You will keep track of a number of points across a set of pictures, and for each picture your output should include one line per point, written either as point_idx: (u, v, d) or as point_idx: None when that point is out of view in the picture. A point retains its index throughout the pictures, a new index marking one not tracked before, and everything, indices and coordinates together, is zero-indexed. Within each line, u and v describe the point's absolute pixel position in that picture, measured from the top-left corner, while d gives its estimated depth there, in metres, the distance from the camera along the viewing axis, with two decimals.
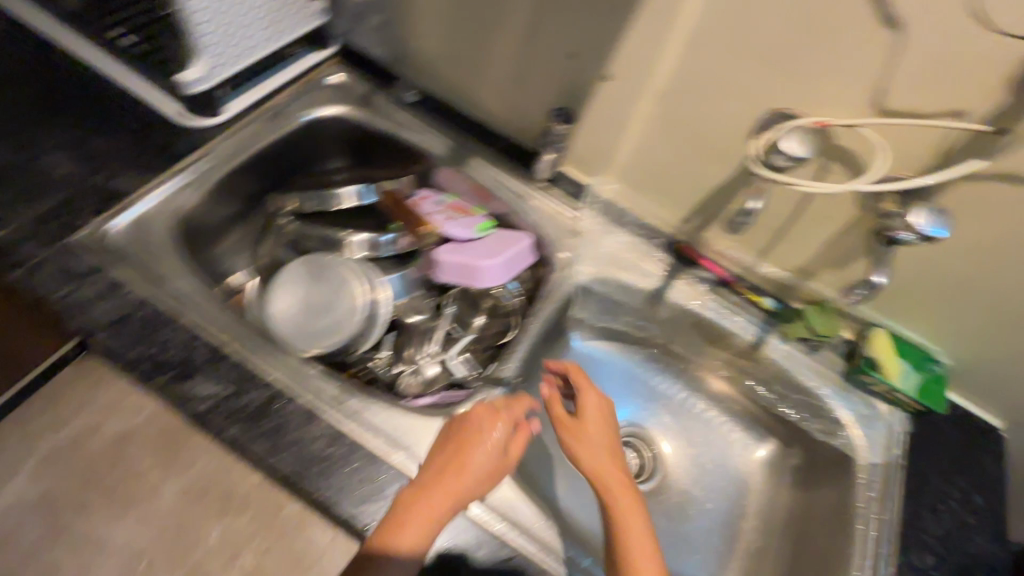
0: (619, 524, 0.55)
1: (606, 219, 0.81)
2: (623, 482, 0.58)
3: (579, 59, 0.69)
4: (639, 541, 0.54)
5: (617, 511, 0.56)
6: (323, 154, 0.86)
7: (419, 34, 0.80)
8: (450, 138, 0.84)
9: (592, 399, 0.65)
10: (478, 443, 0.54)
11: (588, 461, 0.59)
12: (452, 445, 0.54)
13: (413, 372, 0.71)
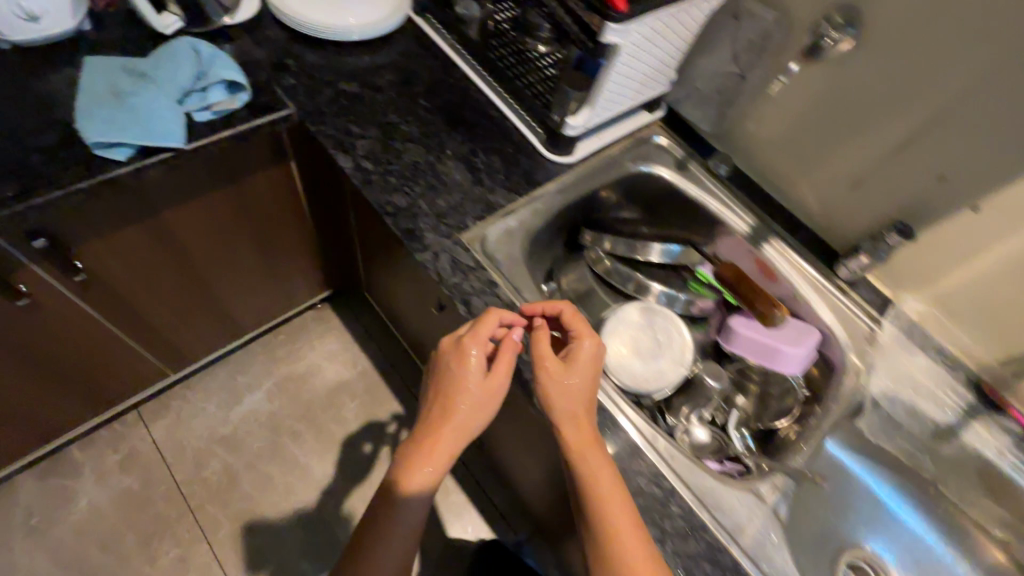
0: (584, 475, 0.57)
1: (906, 337, 0.80)
2: (591, 433, 0.59)
3: (949, 186, 0.70)
4: (601, 478, 0.56)
5: (590, 475, 0.56)
6: (630, 201, 0.94)
7: (760, 119, 0.85)
8: (757, 217, 0.88)
9: (580, 350, 0.62)
10: (460, 367, 0.62)
11: (557, 407, 0.59)
12: (445, 383, 0.62)
13: (692, 426, 0.77)
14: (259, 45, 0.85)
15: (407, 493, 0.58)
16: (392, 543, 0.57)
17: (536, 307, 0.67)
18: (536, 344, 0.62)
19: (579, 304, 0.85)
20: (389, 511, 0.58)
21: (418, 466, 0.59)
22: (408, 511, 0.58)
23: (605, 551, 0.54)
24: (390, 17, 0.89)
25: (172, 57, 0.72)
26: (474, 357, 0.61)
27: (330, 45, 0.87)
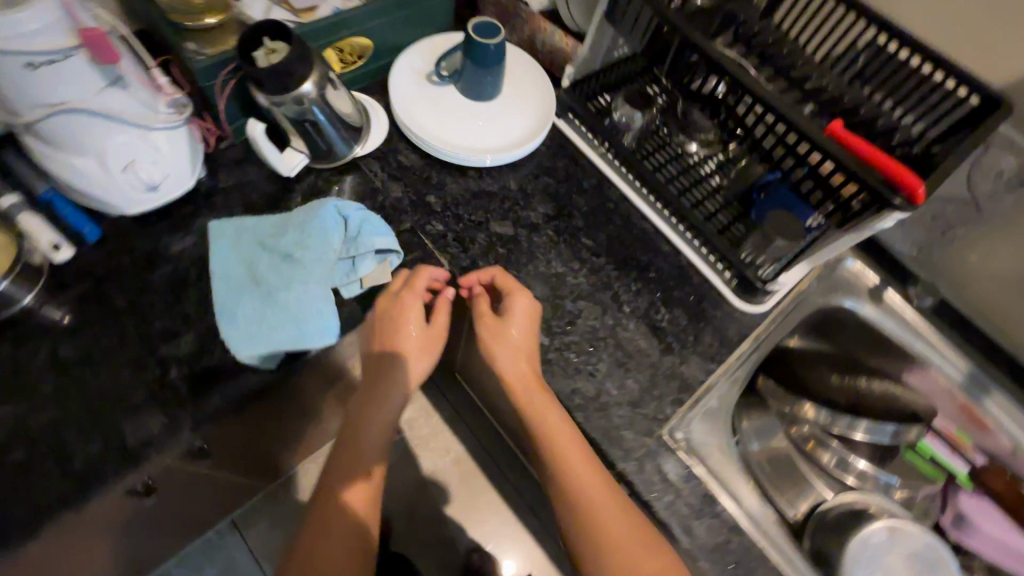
0: (564, 467, 0.56)
1: None
2: (540, 388, 0.59)
3: None
4: (578, 451, 0.57)
5: (543, 426, 0.58)
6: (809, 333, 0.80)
7: (990, 253, 0.72)
8: (973, 363, 0.75)
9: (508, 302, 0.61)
10: (400, 319, 0.59)
11: (499, 368, 0.59)
12: (384, 336, 0.60)
13: None
14: (393, 177, 0.72)
15: (363, 436, 0.60)
16: (356, 485, 0.59)
17: (472, 277, 0.64)
18: (481, 307, 0.62)
19: (769, 472, 0.73)
20: (355, 456, 0.60)
21: (378, 420, 0.60)
22: (367, 450, 0.60)
23: (587, 523, 0.55)
24: (534, 136, 0.76)
25: (316, 231, 0.59)
26: (411, 311, 0.59)
27: (470, 169, 0.74)
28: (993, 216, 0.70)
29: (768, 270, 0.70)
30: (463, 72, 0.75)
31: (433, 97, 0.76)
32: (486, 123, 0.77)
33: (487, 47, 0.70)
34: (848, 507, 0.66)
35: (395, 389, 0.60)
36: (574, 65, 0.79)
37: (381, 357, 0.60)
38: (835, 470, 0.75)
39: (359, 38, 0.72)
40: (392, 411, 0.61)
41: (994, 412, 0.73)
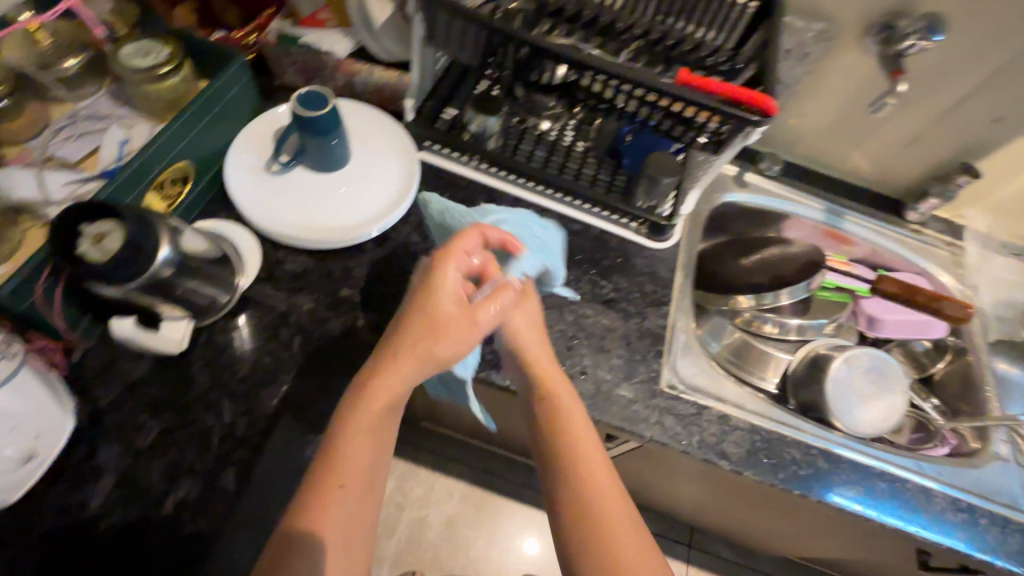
0: (578, 469, 0.56)
1: (983, 246, 0.91)
2: (563, 388, 0.59)
3: (1009, 122, 0.76)
4: (588, 455, 0.57)
5: (562, 431, 0.57)
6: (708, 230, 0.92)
7: (802, 114, 0.86)
8: (824, 200, 0.91)
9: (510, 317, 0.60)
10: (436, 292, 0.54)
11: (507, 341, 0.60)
12: (415, 312, 0.54)
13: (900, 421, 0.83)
14: (296, 290, 0.65)
15: (340, 452, 0.50)
16: (336, 529, 0.48)
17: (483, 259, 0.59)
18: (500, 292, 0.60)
19: (740, 362, 0.84)
20: (325, 485, 0.48)
21: (364, 428, 0.50)
22: (342, 471, 0.49)
23: (588, 531, 0.54)
24: (410, 182, 0.72)
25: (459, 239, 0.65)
26: (454, 284, 0.55)
27: (366, 242, 0.70)
28: (794, 86, 0.82)
29: (665, 206, 0.77)
30: (306, 150, 0.68)
31: (286, 189, 0.69)
32: (356, 189, 0.71)
33: (321, 119, 0.64)
34: (809, 359, 0.79)
35: (395, 377, 0.52)
36: (410, 95, 0.75)
37: (401, 334, 0.53)
38: (779, 334, 0.85)
39: (174, 165, 0.62)
40: (381, 413, 0.51)
41: (855, 227, 0.90)
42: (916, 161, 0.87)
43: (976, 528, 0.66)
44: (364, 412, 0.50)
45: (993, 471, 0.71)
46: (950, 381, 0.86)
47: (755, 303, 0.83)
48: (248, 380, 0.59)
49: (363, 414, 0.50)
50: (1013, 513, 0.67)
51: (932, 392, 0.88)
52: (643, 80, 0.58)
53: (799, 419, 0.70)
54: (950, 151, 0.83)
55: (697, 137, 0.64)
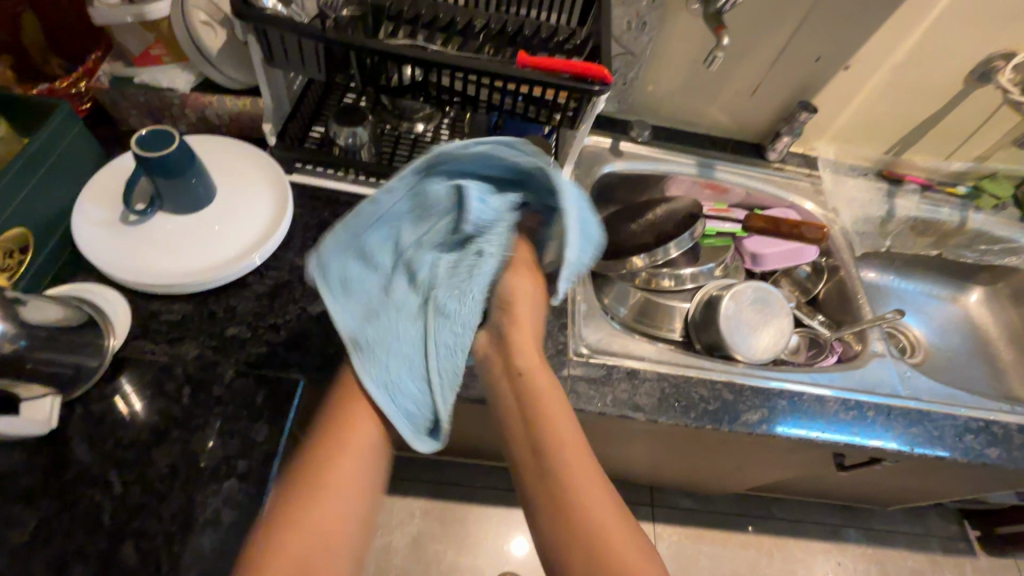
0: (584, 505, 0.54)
1: (834, 172, 1.01)
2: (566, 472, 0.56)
3: (828, 59, 0.86)
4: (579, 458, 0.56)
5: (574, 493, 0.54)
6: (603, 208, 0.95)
7: (658, 80, 0.92)
8: (694, 155, 0.98)
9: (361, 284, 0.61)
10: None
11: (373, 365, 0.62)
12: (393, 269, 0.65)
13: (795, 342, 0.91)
14: (176, 340, 0.62)
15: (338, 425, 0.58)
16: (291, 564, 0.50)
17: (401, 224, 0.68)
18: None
19: (646, 319, 0.88)
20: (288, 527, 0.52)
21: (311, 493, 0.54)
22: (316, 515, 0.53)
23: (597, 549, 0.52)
24: (284, 208, 0.70)
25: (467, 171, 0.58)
26: None
27: (247, 275, 0.67)
28: (643, 57, 0.88)
29: None
30: (162, 194, 0.65)
31: (148, 238, 0.65)
32: (231, 223, 0.69)
33: (171, 159, 0.61)
34: (704, 303, 0.84)
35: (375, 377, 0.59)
36: (268, 119, 0.74)
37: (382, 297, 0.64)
38: (677, 287, 0.88)
39: (8, 230, 0.57)
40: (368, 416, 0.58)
41: (726, 175, 0.98)
42: (764, 107, 0.95)
43: (867, 421, 0.73)
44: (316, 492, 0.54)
45: (873, 368, 0.80)
46: (829, 298, 0.95)
47: (649, 261, 0.86)
48: (135, 445, 0.55)
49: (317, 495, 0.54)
50: (895, 401, 0.75)
51: (819, 311, 0.97)
52: (485, 68, 0.60)
53: (704, 360, 0.74)
54: (788, 94, 0.92)
55: (553, 115, 0.67)
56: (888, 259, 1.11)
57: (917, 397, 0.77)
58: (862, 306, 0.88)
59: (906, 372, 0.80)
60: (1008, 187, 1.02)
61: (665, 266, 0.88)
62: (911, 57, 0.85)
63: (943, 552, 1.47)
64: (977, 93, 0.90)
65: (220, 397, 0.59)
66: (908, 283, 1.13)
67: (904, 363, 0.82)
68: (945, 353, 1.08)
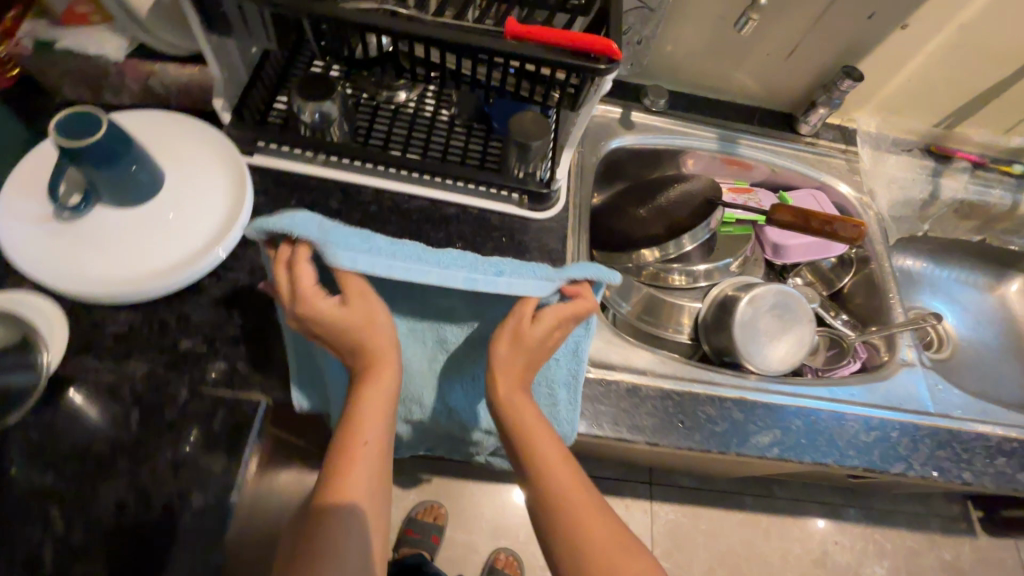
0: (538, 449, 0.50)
1: (874, 148, 0.90)
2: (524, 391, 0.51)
3: (883, 16, 0.72)
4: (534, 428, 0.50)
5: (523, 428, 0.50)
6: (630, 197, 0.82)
7: (678, 39, 0.79)
8: (716, 127, 0.86)
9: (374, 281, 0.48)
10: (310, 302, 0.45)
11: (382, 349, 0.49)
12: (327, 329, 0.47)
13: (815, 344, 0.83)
14: (122, 356, 0.55)
15: (361, 420, 0.47)
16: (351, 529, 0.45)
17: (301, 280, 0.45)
18: (526, 312, 0.49)
19: (651, 318, 0.80)
20: (344, 458, 0.46)
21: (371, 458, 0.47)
22: (361, 431, 0.47)
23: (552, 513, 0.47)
24: (242, 199, 0.62)
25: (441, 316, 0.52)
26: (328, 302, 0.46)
27: (203, 279, 0.60)
28: (661, 13, 0.74)
29: (544, 169, 0.70)
30: (98, 186, 0.56)
31: (88, 236, 0.57)
32: (181, 217, 0.61)
33: (98, 148, 0.52)
34: (717, 304, 0.75)
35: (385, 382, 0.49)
36: (221, 93, 0.63)
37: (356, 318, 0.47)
38: (688, 284, 0.80)
39: None
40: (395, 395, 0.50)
41: (752, 151, 0.86)
42: (800, 73, 0.82)
43: (890, 443, 0.66)
44: (360, 467, 0.47)
45: (899, 380, 0.72)
46: (856, 294, 0.86)
47: (658, 255, 0.78)
48: (79, 477, 0.50)
49: (360, 469, 0.47)
50: (923, 419, 0.69)
51: (842, 307, 0.88)
52: (465, 40, 0.49)
53: (712, 373, 0.67)
54: (831, 56, 0.79)
55: (550, 92, 0.56)
56: (922, 243, 1.01)
57: (946, 413, 0.70)
58: (893, 310, 0.80)
59: (936, 383, 0.73)
60: None
61: (676, 261, 0.79)
62: (987, 14, 0.71)
63: (943, 533, 1.45)
64: None
65: (174, 421, 0.54)
66: (941, 269, 1.03)
67: (934, 373, 0.74)
68: (975, 349, 0.99)
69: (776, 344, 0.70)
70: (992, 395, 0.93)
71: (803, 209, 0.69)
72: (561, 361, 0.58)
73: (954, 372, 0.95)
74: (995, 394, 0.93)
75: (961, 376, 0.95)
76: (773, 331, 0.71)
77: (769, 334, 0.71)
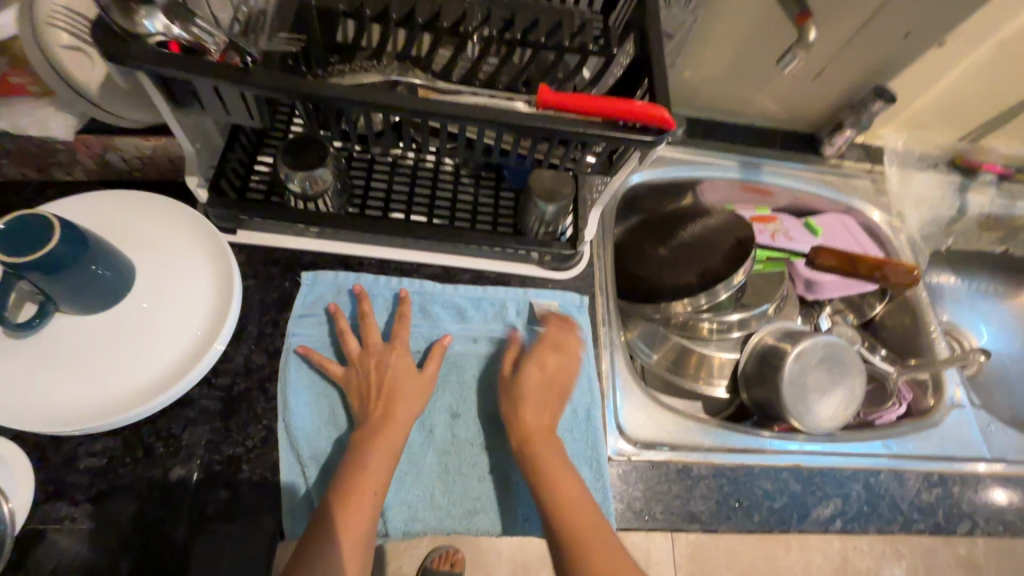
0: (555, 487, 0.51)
1: (899, 165, 0.85)
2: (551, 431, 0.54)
3: (919, 35, 0.66)
4: (559, 470, 0.52)
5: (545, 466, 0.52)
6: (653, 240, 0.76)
7: (697, 65, 0.72)
8: (738, 155, 0.80)
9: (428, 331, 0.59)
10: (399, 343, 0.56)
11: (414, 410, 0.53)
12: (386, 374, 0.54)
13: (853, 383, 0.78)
14: (104, 495, 0.47)
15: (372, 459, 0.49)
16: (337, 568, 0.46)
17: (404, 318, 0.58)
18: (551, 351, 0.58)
19: (681, 370, 0.74)
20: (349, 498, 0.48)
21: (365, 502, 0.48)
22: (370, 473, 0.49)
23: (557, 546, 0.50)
24: (229, 292, 0.54)
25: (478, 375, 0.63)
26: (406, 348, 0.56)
27: (191, 389, 0.52)
28: (681, 40, 0.67)
29: (566, 226, 0.62)
30: (54, 296, 0.47)
31: (50, 354, 0.49)
32: (157, 318, 0.52)
33: (49, 261, 0.43)
34: (757, 354, 0.70)
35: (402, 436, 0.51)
36: (193, 169, 0.54)
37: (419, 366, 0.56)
38: (721, 333, 0.74)
39: None
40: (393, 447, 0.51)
41: (777, 177, 0.81)
42: (824, 94, 0.76)
43: (952, 500, 0.62)
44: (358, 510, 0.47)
45: (950, 424, 0.69)
46: (890, 324, 0.82)
47: (691, 306, 0.71)
48: None
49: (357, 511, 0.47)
50: (980, 468, 0.65)
51: (875, 337, 0.84)
52: (489, 116, 0.41)
53: (763, 438, 0.62)
54: (860, 77, 0.73)
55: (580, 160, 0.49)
56: (944, 256, 0.97)
57: (1001, 458, 0.67)
58: (935, 344, 0.75)
59: (987, 424, 0.69)
60: None
61: (708, 310, 0.73)
62: None
63: None
64: None
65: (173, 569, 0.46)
66: (965, 280, 1.00)
67: (984, 412, 0.71)
68: (1004, 362, 0.96)
69: (823, 402, 0.66)
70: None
71: (850, 254, 0.65)
72: (574, 433, 0.57)
73: (986, 390, 0.92)
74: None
75: (993, 394, 0.92)
76: (822, 386, 0.66)
77: (817, 389, 0.66)
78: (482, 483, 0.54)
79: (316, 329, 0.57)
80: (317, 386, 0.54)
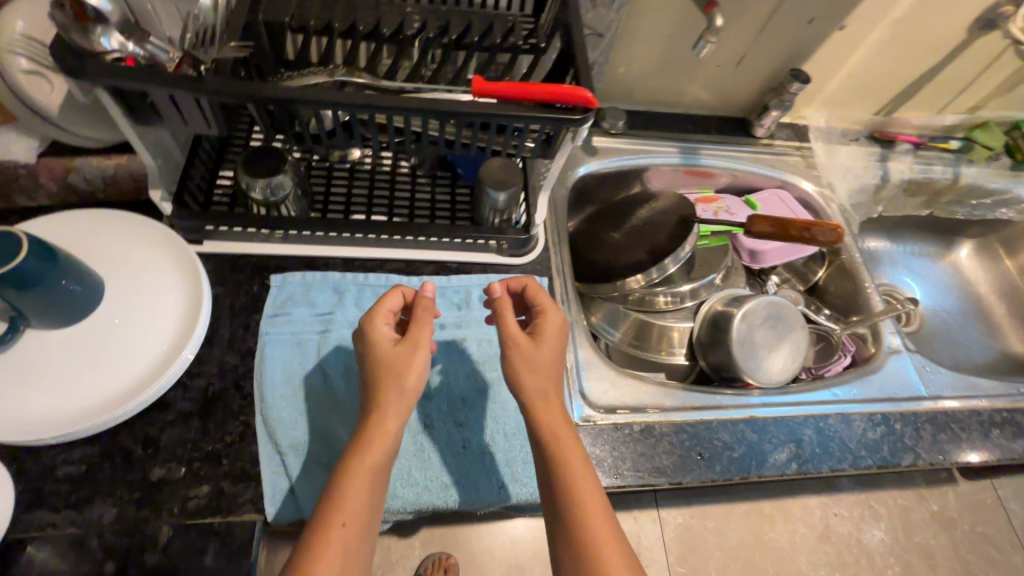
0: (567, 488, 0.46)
1: (824, 141, 0.92)
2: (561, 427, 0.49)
3: (821, 21, 0.74)
4: (578, 480, 0.46)
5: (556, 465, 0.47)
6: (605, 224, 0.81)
7: (629, 61, 0.78)
8: (677, 141, 0.86)
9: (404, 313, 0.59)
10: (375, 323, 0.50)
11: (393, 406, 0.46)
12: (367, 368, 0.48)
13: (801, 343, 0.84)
14: (85, 501, 0.48)
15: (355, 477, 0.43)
16: None
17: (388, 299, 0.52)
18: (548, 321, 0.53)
19: (643, 344, 0.78)
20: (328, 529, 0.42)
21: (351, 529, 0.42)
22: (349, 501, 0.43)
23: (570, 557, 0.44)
24: (198, 297, 0.56)
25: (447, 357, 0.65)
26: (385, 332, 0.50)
27: (166, 394, 0.53)
28: (610, 39, 0.73)
29: (519, 213, 0.66)
30: (25, 311, 0.48)
31: (24, 368, 0.50)
32: (128, 328, 0.53)
33: (19, 273, 0.44)
34: (708, 321, 0.75)
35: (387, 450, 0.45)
36: (156, 183, 0.57)
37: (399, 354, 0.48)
38: (675, 305, 0.79)
39: None
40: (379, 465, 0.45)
41: (715, 159, 0.87)
42: (747, 81, 0.83)
43: (896, 436, 0.67)
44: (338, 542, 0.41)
45: (889, 369, 0.74)
46: (831, 286, 0.88)
47: (644, 281, 0.76)
48: None
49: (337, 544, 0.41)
50: (919, 405, 0.70)
51: (819, 300, 0.90)
52: (430, 106, 0.45)
53: (719, 394, 0.67)
54: (777, 62, 0.80)
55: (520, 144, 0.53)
56: (875, 223, 1.05)
57: (938, 394, 0.72)
58: (870, 299, 0.82)
59: (922, 366, 0.75)
60: (999, 136, 0.94)
61: (660, 284, 0.78)
62: (912, 9, 0.74)
63: None
64: (974, 43, 0.81)
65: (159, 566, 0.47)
66: (897, 244, 1.08)
67: (919, 355, 0.76)
68: (941, 317, 1.04)
69: (771, 355, 0.71)
70: (962, 361, 0.97)
71: (783, 218, 0.69)
72: None
73: (927, 343, 0.99)
74: (964, 359, 0.98)
75: (933, 346, 0.99)
76: (768, 342, 0.71)
77: (764, 344, 0.71)
78: (456, 457, 0.56)
79: (292, 325, 0.59)
80: (293, 379, 0.56)
